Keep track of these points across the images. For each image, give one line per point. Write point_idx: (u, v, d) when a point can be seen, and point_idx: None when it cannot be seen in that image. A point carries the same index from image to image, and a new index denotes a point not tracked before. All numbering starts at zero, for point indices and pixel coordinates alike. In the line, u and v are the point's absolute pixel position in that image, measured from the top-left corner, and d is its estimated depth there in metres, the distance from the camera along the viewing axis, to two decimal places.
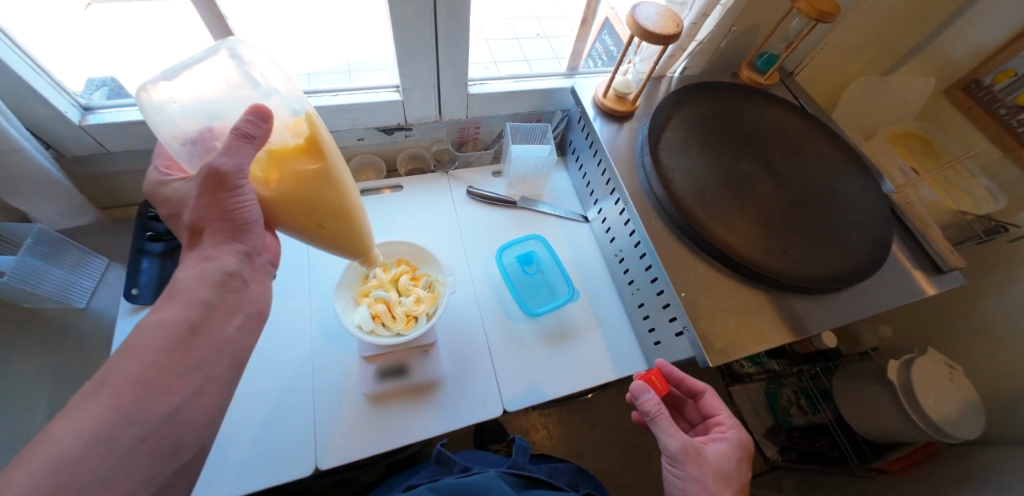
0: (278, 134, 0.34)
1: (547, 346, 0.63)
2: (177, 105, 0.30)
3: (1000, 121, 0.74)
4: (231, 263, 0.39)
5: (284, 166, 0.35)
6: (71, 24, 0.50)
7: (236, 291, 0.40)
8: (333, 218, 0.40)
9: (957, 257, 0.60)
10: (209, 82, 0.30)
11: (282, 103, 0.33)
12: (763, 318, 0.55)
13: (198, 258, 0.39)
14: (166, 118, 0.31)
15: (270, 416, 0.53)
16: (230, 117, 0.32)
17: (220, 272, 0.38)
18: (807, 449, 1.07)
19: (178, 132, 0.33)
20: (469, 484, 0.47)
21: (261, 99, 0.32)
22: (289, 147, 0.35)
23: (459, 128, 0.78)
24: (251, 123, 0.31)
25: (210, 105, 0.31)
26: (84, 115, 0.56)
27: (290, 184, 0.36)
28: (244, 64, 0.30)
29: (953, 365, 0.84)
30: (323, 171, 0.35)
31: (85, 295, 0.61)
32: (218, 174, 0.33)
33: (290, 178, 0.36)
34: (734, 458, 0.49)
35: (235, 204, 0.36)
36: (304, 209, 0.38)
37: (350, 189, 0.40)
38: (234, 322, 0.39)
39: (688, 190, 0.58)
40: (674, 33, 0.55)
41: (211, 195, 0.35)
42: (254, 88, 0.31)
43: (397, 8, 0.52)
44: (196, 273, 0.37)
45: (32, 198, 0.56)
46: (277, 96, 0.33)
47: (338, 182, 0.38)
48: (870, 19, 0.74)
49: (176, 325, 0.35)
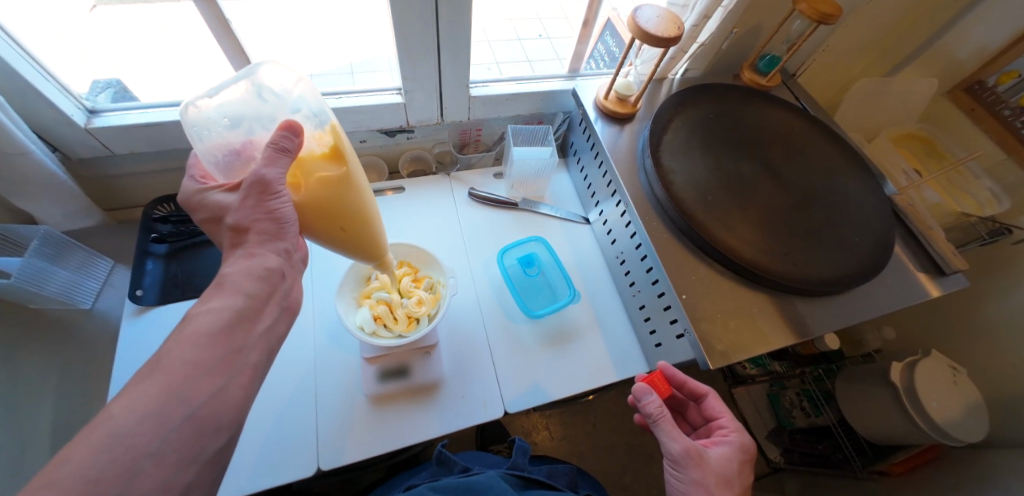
0: (307, 145, 0.36)
1: (549, 347, 0.63)
2: (217, 124, 0.32)
3: (1004, 122, 0.74)
4: (273, 261, 0.39)
5: (311, 172, 0.36)
6: (79, 26, 0.51)
7: (277, 286, 0.40)
8: (356, 219, 0.40)
9: (961, 259, 0.60)
10: (244, 101, 0.32)
11: (312, 116, 0.35)
12: (764, 321, 0.55)
13: (244, 256, 0.38)
14: (204, 139, 0.33)
15: (273, 417, 0.53)
16: (264, 133, 0.34)
17: (262, 269, 0.38)
18: (810, 451, 1.07)
19: (214, 151, 0.34)
20: (470, 484, 0.48)
21: (293, 114, 0.34)
22: (317, 155, 0.37)
23: (461, 130, 0.78)
24: (286, 138, 0.32)
25: (245, 121, 0.32)
26: (89, 117, 0.57)
27: (315, 189, 0.37)
28: (268, 82, 0.32)
29: (957, 368, 0.83)
30: (345, 174, 0.37)
31: (91, 297, 0.62)
32: (262, 181, 0.33)
33: (315, 183, 0.37)
34: (735, 462, 0.48)
35: (274, 207, 0.36)
36: (329, 213, 0.38)
37: (370, 196, 0.42)
38: (271, 317, 0.39)
39: (689, 192, 0.58)
40: (676, 35, 0.55)
41: (256, 198, 0.35)
42: (283, 103, 0.33)
43: (399, 11, 0.52)
44: (240, 269, 0.37)
45: (39, 200, 0.57)
46: (306, 110, 0.34)
47: (359, 187, 0.39)
48: (872, 21, 0.74)
49: (221, 312, 0.35)
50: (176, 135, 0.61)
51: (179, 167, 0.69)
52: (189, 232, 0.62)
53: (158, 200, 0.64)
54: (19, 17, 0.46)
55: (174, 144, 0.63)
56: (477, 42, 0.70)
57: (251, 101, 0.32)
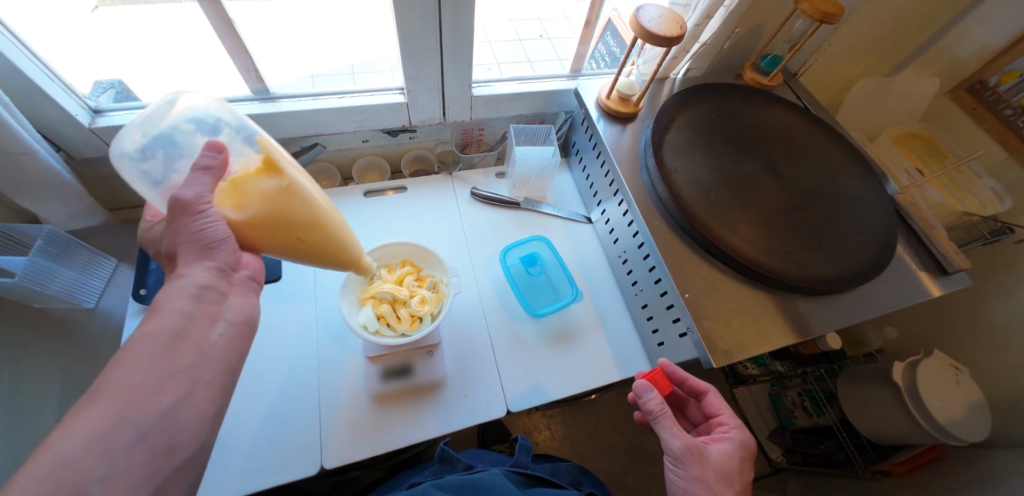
0: (234, 164, 0.36)
1: (550, 347, 0.63)
2: (144, 151, 0.33)
3: (1005, 122, 0.75)
4: (205, 278, 0.37)
5: (250, 188, 0.35)
6: (82, 26, 0.51)
7: (216, 304, 0.38)
8: (307, 228, 0.38)
9: (963, 258, 0.59)
10: (172, 124, 0.33)
11: (235, 133, 0.35)
12: (766, 320, 0.55)
13: (175, 277, 0.36)
14: (137, 172, 0.34)
15: (277, 414, 0.53)
16: (191, 156, 0.35)
17: (195, 287, 0.36)
18: (812, 451, 1.06)
19: (148, 183, 0.35)
20: (475, 481, 0.47)
21: (215, 134, 0.35)
22: (253, 171, 0.35)
23: (463, 130, 0.78)
24: (207, 155, 0.34)
25: (172, 144, 0.34)
26: (94, 117, 0.57)
27: (260, 204, 0.36)
28: (189, 103, 0.33)
29: (959, 367, 0.83)
30: (284, 184, 0.35)
31: (94, 296, 0.62)
32: (182, 202, 0.34)
33: (258, 198, 0.35)
34: (736, 458, 0.48)
35: (200, 227, 0.35)
36: (275, 226, 0.36)
37: (326, 203, 0.39)
38: (217, 332, 0.37)
39: (691, 191, 0.58)
40: (678, 35, 0.55)
41: (180, 220, 0.34)
42: (205, 124, 0.34)
43: (403, 10, 0.52)
44: (173, 290, 0.36)
45: (43, 200, 0.57)
46: (228, 127, 0.35)
47: (307, 195, 0.37)
48: (874, 20, 0.74)
49: (164, 336, 0.34)
50: None
51: None
52: None
53: None
54: (21, 16, 0.46)
55: None
56: (479, 42, 0.70)
57: (169, 125, 0.33)
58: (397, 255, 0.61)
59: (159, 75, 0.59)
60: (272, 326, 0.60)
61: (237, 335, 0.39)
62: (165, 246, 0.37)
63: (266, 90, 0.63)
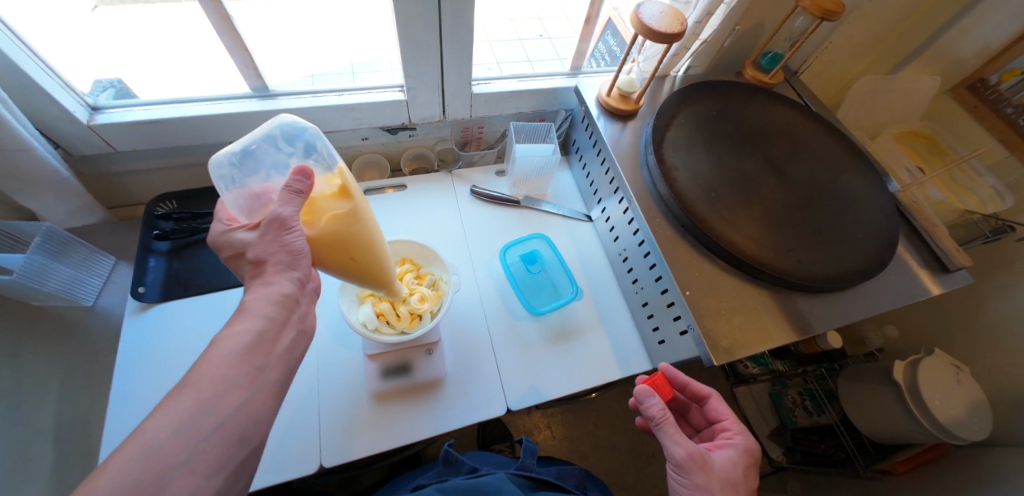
0: (316, 186, 0.38)
1: (552, 345, 0.63)
2: (238, 168, 0.34)
3: (1007, 120, 0.74)
4: (288, 288, 0.38)
5: (322, 210, 0.37)
6: (80, 26, 0.50)
7: (294, 311, 0.39)
8: (365, 250, 0.40)
9: (965, 255, 0.59)
10: (265, 147, 0.35)
11: (321, 160, 0.37)
12: (768, 318, 0.54)
13: (261, 283, 0.38)
14: (229, 187, 0.35)
15: (276, 413, 0.53)
16: (279, 176, 0.36)
17: (279, 295, 0.38)
18: (813, 451, 1.05)
19: (236, 197, 0.36)
20: (479, 486, 0.47)
21: (304, 158, 0.36)
22: (326, 195, 0.38)
23: (463, 128, 0.78)
24: (299, 181, 0.35)
25: (263, 165, 0.35)
26: (92, 114, 0.57)
27: (328, 226, 0.37)
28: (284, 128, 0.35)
29: (960, 366, 0.83)
30: (354, 209, 0.37)
31: (93, 293, 0.62)
32: (277, 220, 0.35)
33: (329, 220, 0.37)
34: (741, 466, 0.48)
35: (289, 242, 0.37)
36: (338, 246, 0.38)
37: (376, 226, 0.42)
38: (290, 337, 0.38)
39: (692, 189, 0.58)
40: (679, 31, 0.55)
41: (273, 234, 0.36)
42: (297, 148, 0.36)
43: (403, 7, 0.52)
44: (260, 296, 0.37)
45: (42, 197, 0.57)
46: (317, 154, 0.37)
47: (367, 220, 0.40)
48: (875, 18, 0.74)
49: (230, 333, 0.35)
50: (179, 133, 0.61)
51: (181, 165, 0.68)
52: (190, 229, 0.62)
53: (159, 198, 0.64)
54: (18, 12, 0.46)
55: (177, 142, 0.63)
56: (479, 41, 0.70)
57: (261, 147, 0.34)
58: (397, 252, 0.60)
59: (159, 73, 0.59)
60: None
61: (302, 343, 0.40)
62: (251, 254, 0.37)
63: (264, 87, 0.63)
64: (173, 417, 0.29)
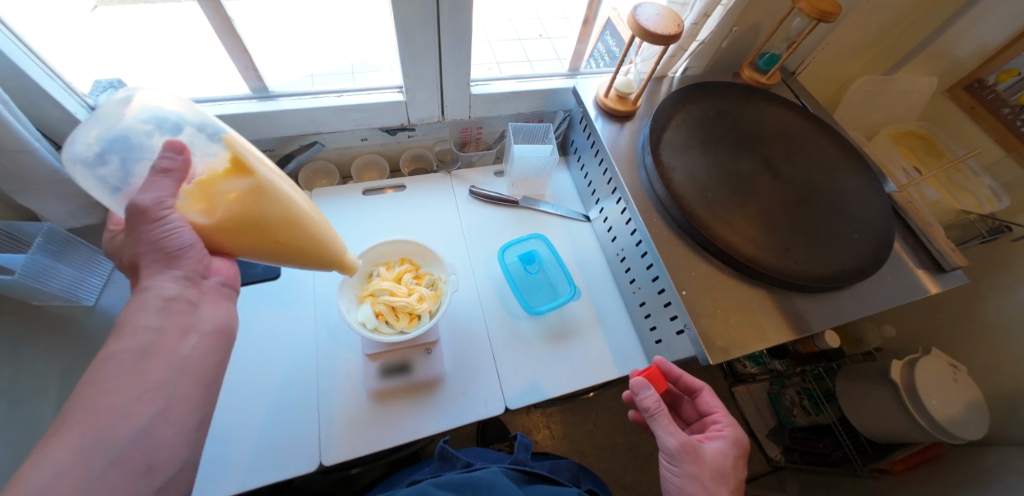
0: (207, 165, 0.36)
1: (549, 344, 0.63)
2: (91, 148, 0.32)
3: (1003, 121, 0.74)
4: (175, 289, 0.37)
5: (217, 190, 0.36)
6: (82, 30, 0.52)
7: (187, 314, 0.38)
8: (283, 226, 0.38)
9: (960, 255, 0.60)
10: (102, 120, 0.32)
11: (199, 133, 0.36)
12: (764, 318, 0.55)
13: (141, 290, 0.37)
14: (88, 167, 0.33)
15: (276, 412, 0.54)
16: (148, 154, 0.35)
17: (164, 298, 0.37)
18: (810, 450, 1.07)
19: (104, 179, 0.34)
20: (473, 481, 0.47)
21: (151, 134, 0.34)
22: (219, 173, 0.36)
23: (462, 129, 0.78)
24: (167, 157, 0.34)
25: (119, 144, 0.33)
26: (93, 116, 0.57)
27: (233, 206, 0.36)
28: (133, 105, 0.34)
29: (957, 365, 0.84)
30: (251, 184, 0.35)
31: (92, 295, 0.63)
32: (143, 205, 0.34)
33: (230, 200, 0.36)
34: (730, 457, 0.49)
35: (165, 234, 0.36)
36: (247, 230, 0.37)
37: (299, 201, 0.40)
38: (189, 343, 0.37)
39: (689, 190, 0.59)
40: (676, 33, 0.55)
41: (145, 225, 0.35)
42: (135, 123, 0.34)
43: (402, 9, 0.52)
44: (141, 305, 0.36)
45: (42, 198, 0.57)
46: (169, 126, 0.35)
47: (279, 193, 0.37)
48: (872, 19, 0.75)
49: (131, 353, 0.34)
50: None
51: None
52: None
53: None
54: (21, 13, 0.46)
55: None
56: (478, 42, 0.70)
57: (104, 126, 0.32)
58: (398, 252, 0.61)
59: (152, 77, 0.60)
60: (264, 323, 0.60)
61: (213, 347, 0.39)
62: (126, 255, 0.37)
63: (264, 88, 0.63)
64: (73, 456, 0.28)
